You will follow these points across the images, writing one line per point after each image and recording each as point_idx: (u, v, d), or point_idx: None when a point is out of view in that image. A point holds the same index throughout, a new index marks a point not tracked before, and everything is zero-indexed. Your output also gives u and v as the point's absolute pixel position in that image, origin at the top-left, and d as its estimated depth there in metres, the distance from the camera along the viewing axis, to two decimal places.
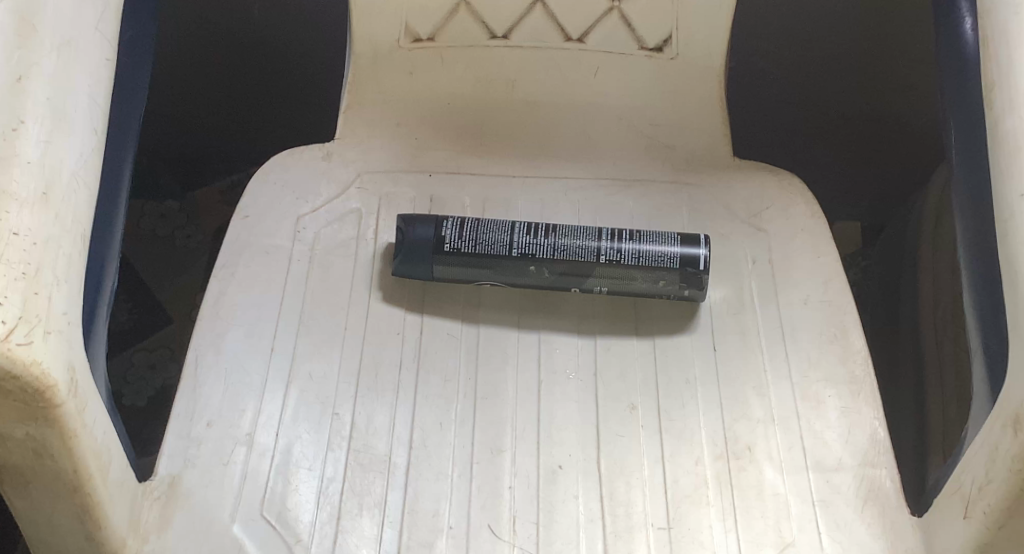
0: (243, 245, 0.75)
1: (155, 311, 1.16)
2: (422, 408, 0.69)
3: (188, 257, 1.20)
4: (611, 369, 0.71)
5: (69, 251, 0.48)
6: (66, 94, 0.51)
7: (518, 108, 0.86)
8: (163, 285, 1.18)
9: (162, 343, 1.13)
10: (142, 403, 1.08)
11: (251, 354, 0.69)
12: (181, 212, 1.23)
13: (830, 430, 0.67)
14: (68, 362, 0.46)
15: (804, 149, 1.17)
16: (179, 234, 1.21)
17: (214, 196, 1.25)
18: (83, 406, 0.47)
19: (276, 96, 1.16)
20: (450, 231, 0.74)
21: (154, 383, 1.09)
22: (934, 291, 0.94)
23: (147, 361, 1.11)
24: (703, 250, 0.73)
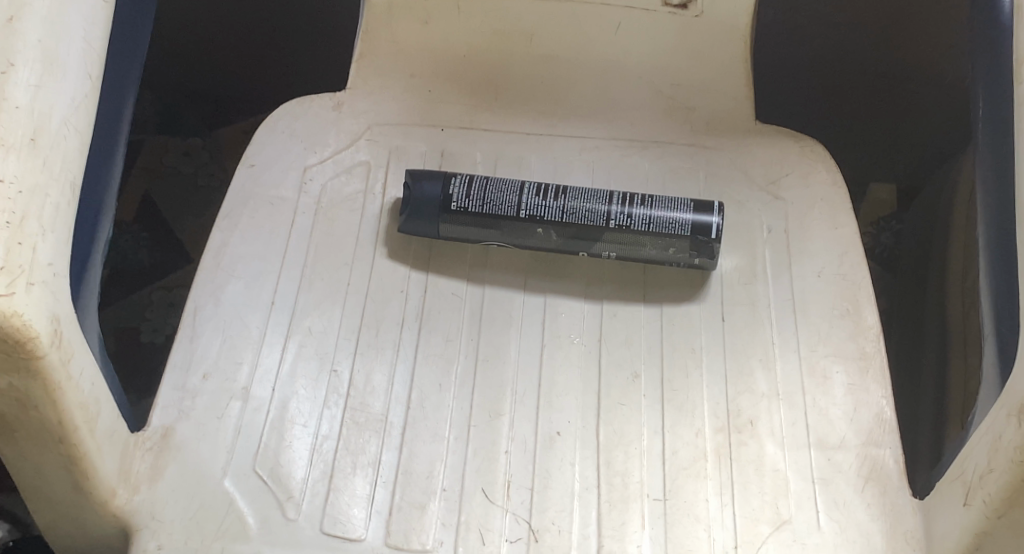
0: (248, 196, 0.73)
1: (175, 250, 1.14)
2: (421, 367, 0.68)
3: (209, 197, 1.18)
4: (616, 334, 0.70)
5: (57, 201, 0.46)
6: (62, 36, 0.48)
7: (535, 62, 0.83)
8: (184, 223, 1.16)
9: (180, 283, 1.12)
10: (161, 341, 1.06)
11: (250, 307, 0.68)
12: (204, 150, 1.21)
13: (836, 408, 0.65)
14: (52, 312, 0.45)
15: (833, 112, 1.12)
16: (202, 172, 1.20)
17: (239, 136, 1.22)
18: (68, 357, 0.47)
19: (297, 42, 1.15)
20: (458, 189, 0.73)
21: (171, 322, 1.08)
22: (961, 263, 0.91)
23: (165, 300, 1.10)
24: (716, 218, 0.71)
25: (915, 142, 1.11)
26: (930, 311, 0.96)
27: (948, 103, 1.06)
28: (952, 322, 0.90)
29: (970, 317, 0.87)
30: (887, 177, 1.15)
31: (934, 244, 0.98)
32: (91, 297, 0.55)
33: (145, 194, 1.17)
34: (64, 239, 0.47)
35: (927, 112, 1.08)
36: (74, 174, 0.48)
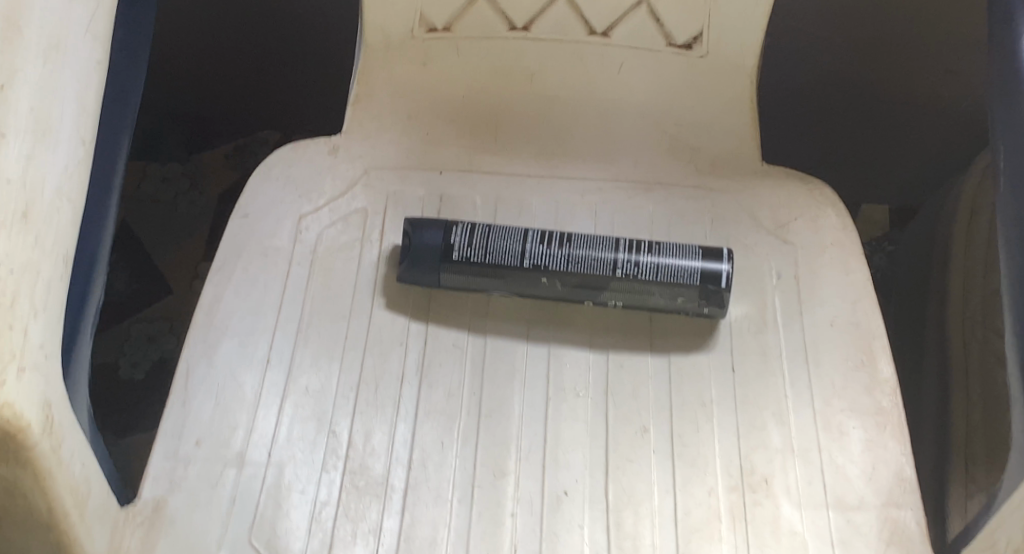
0: (242, 247, 0.71)
1: (156, 279, 1.12)
2: (423, 424, 0.66)
3: (190, 224, 1.17)
4: (623, 387, 0.68)
5: (47, 278, 0.44)
6: (53, 102, 0.46)
7: (536, 102, 0.81)
8: (164, 251, 1.15)
9: (161, 316, 1.09)
10: (141, 377, 1.04)
11: (245, 365, 0.66)
12: (184, 175, 1.20)
13: (854, 465, 0.63)
14: (44, 396, 0.43)
15: (833, 139, 1.11)
16: (182, 199, 1.18)
17: (220, 160, 1.21)
18: (58, 442, 0.44)
19: (292, 90, 1.14)
20: (459, 238, 0.71)
21: (151, 355, 1.06)
22: (964, 291, 0.91)
23: (145, 333, 1.08)
24: (726, 266, 0.69)
25: (915, 163, 1.12)
26: (935, 346, 0.95)
27: (956, 130, 1.05)
28: (954, 353, 0.90)
29: (972, 350, 0.87)
30: (879, 196, 1.18)
31: (937, 273, 0.98)
32: (82, 367, 0.52)
33: (123, 221, 1.16)
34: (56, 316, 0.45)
35: (932, 141, 1.08)
36: (65, 247, 0.46)
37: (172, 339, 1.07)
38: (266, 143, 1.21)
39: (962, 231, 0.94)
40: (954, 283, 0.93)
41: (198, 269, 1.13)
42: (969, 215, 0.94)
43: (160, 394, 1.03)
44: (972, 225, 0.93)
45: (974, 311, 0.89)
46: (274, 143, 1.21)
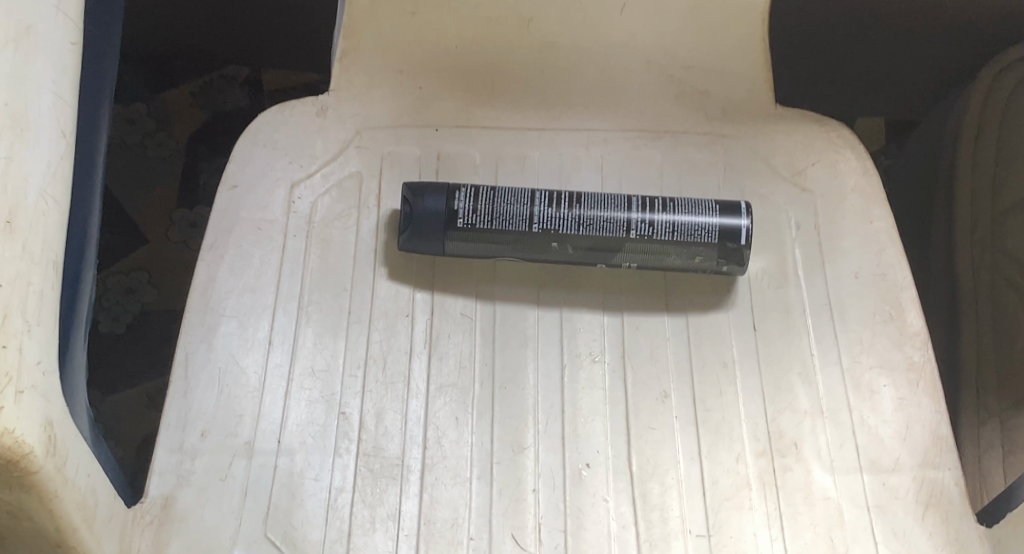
0: (231, 222, 0.67)
1: (129, 229, 1.05)
2: (436, 401, 0.64)
3: (159, 169, 1.08)
4: (641, 350, 0.66)
5: (41, 290, 0.41)
6: (29, 92, 0.42)
7: (533, 49, 0.77)
8: (136, 200, 1.07)
9: (138, 266, 1.04)
10: (123, 331, 1.00)
11: (246, 349, 0.63)
12: (149, 116, 1.10)
13: (887, 426, 0.61)
14: (45, 416, 0.40)
15: (833, 71, 1.06)
16: (149, 142, 1.09)
17: (185, 98, 1.11)
18: (63, 461, 0.42)
19: (271, 48, 1.08)
20: (463, 203, 0.67)
21: (131, 310, 1.01)
22: (971, 211, 0.93)
23: (123, 286, 1.02)
24: (745, 221, 0.65)
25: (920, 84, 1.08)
26: (939, 267, 0.98)
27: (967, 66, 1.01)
28: (963, 281, 0.93)
29: (981, 270, 0.92)
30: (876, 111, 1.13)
31: (939, 194, 0.98)
32: (75, 372, 0.49)
33: None
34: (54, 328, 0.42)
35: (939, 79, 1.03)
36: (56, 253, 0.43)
37: (152, 290, 1.02)
38: (234, 80, 1.13)
39: (968, 152, 0.94)
40: (963, 203, 0.94)
41: (173, 217, 1.06)
42: (974, 134, 0.94)
43: (143, 350, 0.99)
44: (978, 145, 0.93)
45: (982, 231, 0.92)
46: (242, 79, 1.13)
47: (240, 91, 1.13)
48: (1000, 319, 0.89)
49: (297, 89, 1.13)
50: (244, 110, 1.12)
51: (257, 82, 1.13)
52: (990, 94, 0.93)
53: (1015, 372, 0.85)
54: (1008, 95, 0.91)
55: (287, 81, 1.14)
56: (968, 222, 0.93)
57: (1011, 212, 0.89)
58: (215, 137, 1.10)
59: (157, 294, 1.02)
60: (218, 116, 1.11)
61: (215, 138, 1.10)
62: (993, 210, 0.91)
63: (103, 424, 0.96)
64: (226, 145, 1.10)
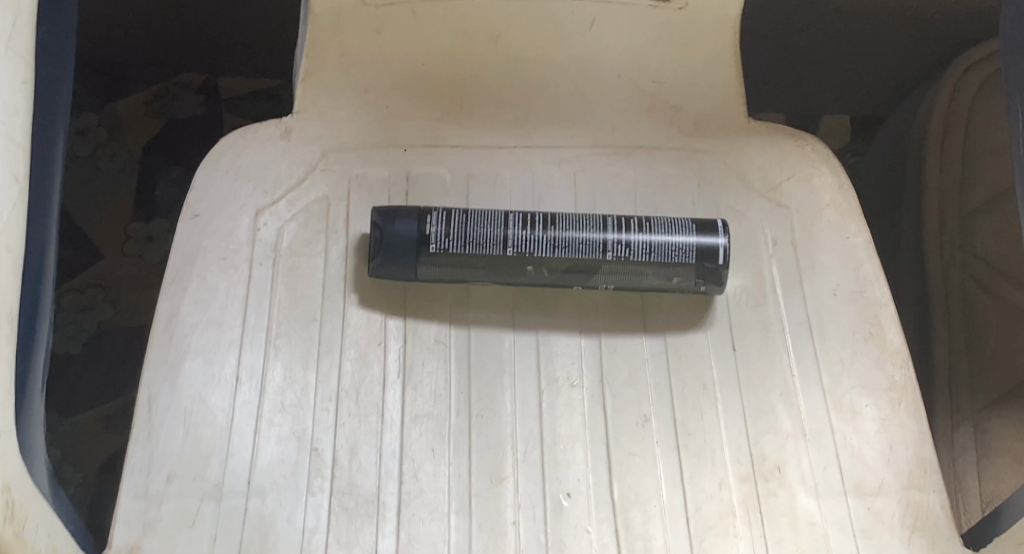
0: (194, 253, 0.64)
1: (85, 243, 1.02)
2: (412, 433, 0.62)
3: (115, 181, 1.06)
4: (619, 373, 0.65)
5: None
6: None
7: (500, 65, 0.75)
8: (91, 212, 1.04)
9: (93, 282, 1.01)
10: (78, 350, 0.98)
11: (212, 386, 0.61)
12: (102, 126, 1.07)
13: (870, 447, 0.61)
14: (2, 481, 0.39)
15: (793, 71, 1.06)
16: (102, 154, 1.06)
17: (140, 108, 1.09)
18: (21, 526, 0.41)
19: (234, 49, 1.06)
20: (435, 227, 0.65)
21: (87, 328, 0.99)
22: (940, 210, 0.93)
23: (78, 304, 1.00)
24: (722, 240, 0.64)
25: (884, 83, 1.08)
26: (909, 269, 0.97)
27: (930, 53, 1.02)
28: (933, 282, 0.92)
29: (951, 269, 0.91)
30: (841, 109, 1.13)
31: (907, 194, 0.98)
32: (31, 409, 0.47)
33: None
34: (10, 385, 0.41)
35: (903, 66, 1.04)
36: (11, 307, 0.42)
37: (108, 308, 1.00)
38: (190, 87, 1.10)
39: (935, 152, 0.94)
40: (932, 202, 0.94)
41: (129, 230, 1.04)
42: (940, 134, 0.95)
43: (101, 370, 0.97)
44: (946, 144, 0.94)
45: (951, 231, 0.92)
46: (198, 86, 1.10)
47: (196, 98, 1.10)
48: (972, 319, 0.88)
49: (256, 94, 1.11)
50: (201, 119, 1.09)
51: (213, 88, 1.10)
52: (955, 96, 0.95)
53: (988, 373, 0.84)
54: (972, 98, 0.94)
55: (245, 86, 1.11)
56: (937, 220, 0.93)
57: (979, 211, 0.90)
58: (173, 147, 1.07)
59: (114, 311, 1.00)
60: (175, 125, 1.08)
61: (171, 146, 1.07)
62: (962, 208, 0.92)
63: (61, 447, 0.94)
64: (184, 154, 1.07)
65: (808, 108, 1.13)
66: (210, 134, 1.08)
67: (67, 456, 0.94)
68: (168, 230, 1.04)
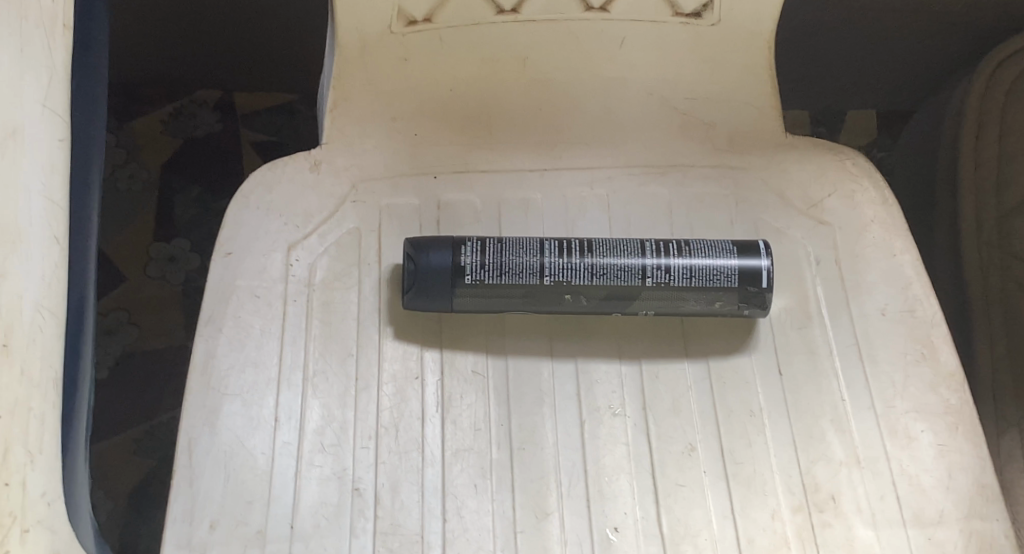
0: (228, 292, 0.63)
1: (107, 265, 1.02)
2: (453, 469, 0.61)
3: (133, 201, 1.05)
4: (662, 400, 0.63)
5: (42, 414, 0.47)
6: None
7: (528, 89, 0.73)
8: (111, 234, 1.03)
9: (116, 305, 1.01)
10: (105, 375, 0.98)
11: (252, 429, 0.60)
12: (118, 147, 1.06)
13: (928, 474, 0.59)
14: None
15: (821, 67, 1.03)
16: (121, 174, 1.05)
17: (156, 125, 1.07)
18: None
19: (254, 70, 1.05)
20: (470, 258, 0.63)
21: (113, 351, 0.99)
22: (975, 211, 0.89)
23: (103, 327, 1.00)
24: (765, 262, 0.63)
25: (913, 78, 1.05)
26: (945, 270, 0.94)
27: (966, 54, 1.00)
28: (973, 286, 0.88)
29: (990, 271, 0.87)
30: (867, 102, 1.10)
31: (942, 195, 0.94)
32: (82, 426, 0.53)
33: None
34: (60, 434, 0.49)
35: (936, 64, 1.02)
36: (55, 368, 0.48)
37: (133, 331, 1.00)
38: (206, 104, 1.09)
39: (969, 152, 0.90)
40: (968, 202, 0.89)
41: (150, 251, 1.04)
42: (974, 132, 0.90)
43: (132, 394, 0.98)
44: (981, 141, 0.90)
45: (988, 231, 0.88)
46: (214, 102, 1.09)
47: (212, 115, 1.09)
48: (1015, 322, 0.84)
49: (272, 109, 1.10)
50: (217, 136, 1.08)
51: (229, 104, 1.09)
52: (988, 90, 0.90)
53: None
54: (1005, 92, 0.89)
55: (261, 102, 1.10)
56: (973, 221, 0.89)
57: (1015, 212, 0.86)
58: (191, 165, 1.07)
59: (139, 334, 1.00)
60: (192, 143, 1.07)
61: (188, 165, 1.07)
62: (999, 207, 0.87)
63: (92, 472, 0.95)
64: (200, 172, 1.07)
65: (835, 102, 1.10)
66: (229, 152, 1.08)
67: (96, 480, 0.94)
68: (189, 249, 1.04)
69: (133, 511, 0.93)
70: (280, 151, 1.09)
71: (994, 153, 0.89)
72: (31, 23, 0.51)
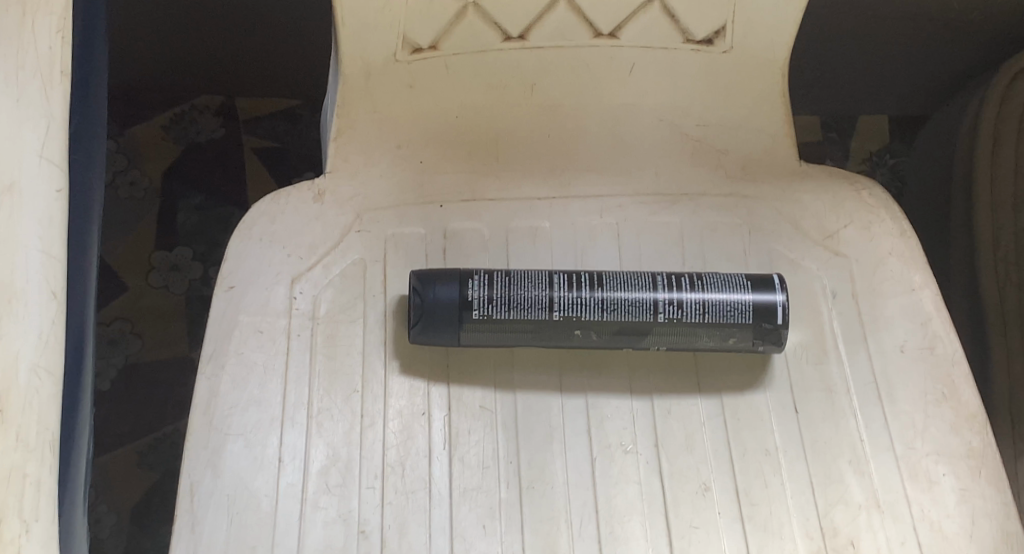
0: (229, 326, 0.62)
1: (108, 276, 1.01)
2: (462, 510, 0.59)
3: (134, 211, 1.03)
4: (674, 437, 0.62)
5: (39, 479, 0.46)
6: None
7: (537, 117, 0.72)
8: (112, 243, 1.02)
9: (118, 315, 0.99)
10: (107, 387, 0.97)
11: (256, 470, 0.58)
12: (120, 153, 1.04)
13: (950, 521, 0.58)
14: None
15: (834, 74, 1.02)
16: (122, 181, 1.04)
17: (157, 132, 1.06)
18: None
19: (254, 78, 1.04)
20: (478, 292, 0.62)
21: (116, 362, 0.98)
22: (992, 227, 0.87)
23: (105, 337, 0.98)
24: (779, 297, 0.61)
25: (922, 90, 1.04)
26: (960, 290, 0.92)
27: (974, 67, 0.99)
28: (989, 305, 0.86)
29: (1007, 291, 0.85)
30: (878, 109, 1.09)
31: (959, 208, 0.92)
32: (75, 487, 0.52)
33: None
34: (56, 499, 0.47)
35: (943, 77, 1.01)
36: (53, 430, 0.47)
37: (135, 341, 0.99)
38: (207, 109, 1.07)
39: (985, 167, 0.88)
40: (986, 218, 0.87)
41: (153, 260, 1.02)
42: (990, 145, 0.88)
43: (134, 408, 0.96)
44: (997, 154, 0.88)
45: (1005, 249, 0.86)
46: (216, 108, 1.07)
47: (213, 120, 1.07)
48: None
49: (273, 114, 1.08)
50: (220, 143, 1.07)
51: (231, 110, 1.08)
52: (1005, 102, 0.88)
53: None
54: None
55: (263, 107, 1.08)
56: (988, 236, 0.87)
57: None
58: (193, 172, 1.05)
59: (141, 345, 0.99)
60: (193, 150, 1.06)
61: (190, 173, 1.05)
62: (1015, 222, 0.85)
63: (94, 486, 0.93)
64: (203, 180, 1.05)
65: (845, 109, 1.09)
66: (232, 160, 1.07)
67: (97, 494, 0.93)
68: (192, 258, 1.02)
69: (137, 524, 0.93)
70: (283, 160, 1.07)
71: (1011, 167, 0.86)
72: (28, 72, 0.50)
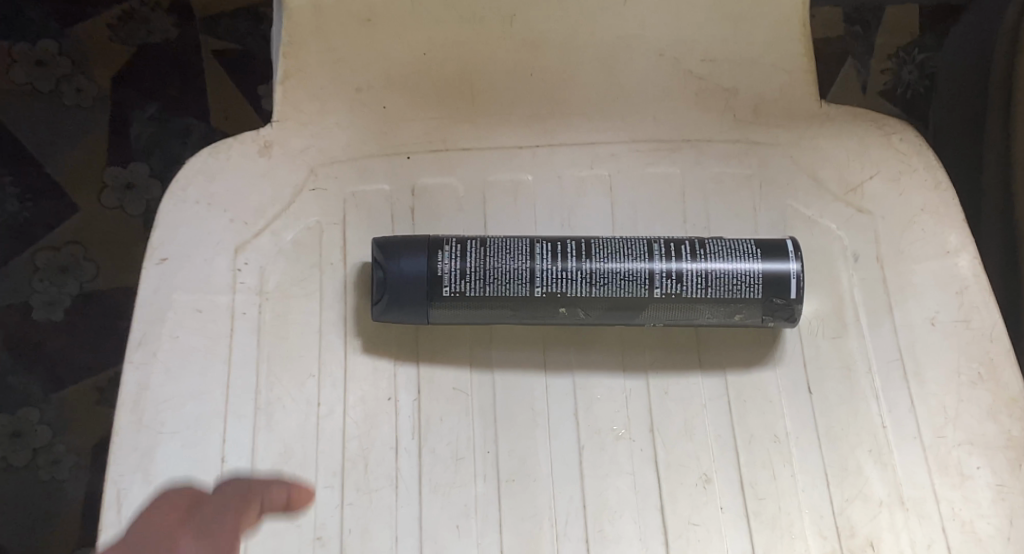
0: (163, 309, 0.54)
1: (54, 196, 0.84)
2: (430, 508, 0.53)
3: (84, 122, 0.85)
4: (672, 422, 0.54)
5: None
6: None
7: (516, 52, 0.62)
8: (56, 157, 0.84)
9: (70, 238, 0.83)
10: (60, 318, 0.82)
11: (193, 475, 0.52)
12: (62, 55, 0.86)
13: (984, 521, 0.52)
14: None
15: None
16: (67, 88, 0.86)
17: (103, 31, 0.87)
18: None
19: None
20: (448, 265, 0.54)
21: (69, 291, 0.82)
22: None
23: (56, 263, 0.82)
24: (793, 266, 0.53)
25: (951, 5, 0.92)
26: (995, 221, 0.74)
27: None
28: None
29: None
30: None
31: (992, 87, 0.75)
32: None
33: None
34: None
35: None
36: None
37: (91, 267, 0.83)
38: (159, 7, 0.88)
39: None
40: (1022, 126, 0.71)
41: (104, 177, 0.85)
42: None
43: (87, 345, 0.81)
44: None
45: None
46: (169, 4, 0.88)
47: (166, 19, 0.88)
48: None
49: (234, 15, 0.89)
50: (175, 45, 0.87)
51: (185, 10, 0.88)
52: None
53: None
54: None
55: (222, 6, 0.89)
56: None
57: None
58: (149, 77, 0.87)
59: (98, 270, 0.83)
60: (147, 52, 0.87)
61: (146, 79, 0.87)
62: None
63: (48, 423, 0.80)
64: (160, 87, 0.87)
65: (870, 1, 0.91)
66: (190, 63, 0.87)
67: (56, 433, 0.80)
68: (149, 176, 0.85)
69: (98, 468, 0.80)
70: (245, 68, 0.88)
71: None
72: None
